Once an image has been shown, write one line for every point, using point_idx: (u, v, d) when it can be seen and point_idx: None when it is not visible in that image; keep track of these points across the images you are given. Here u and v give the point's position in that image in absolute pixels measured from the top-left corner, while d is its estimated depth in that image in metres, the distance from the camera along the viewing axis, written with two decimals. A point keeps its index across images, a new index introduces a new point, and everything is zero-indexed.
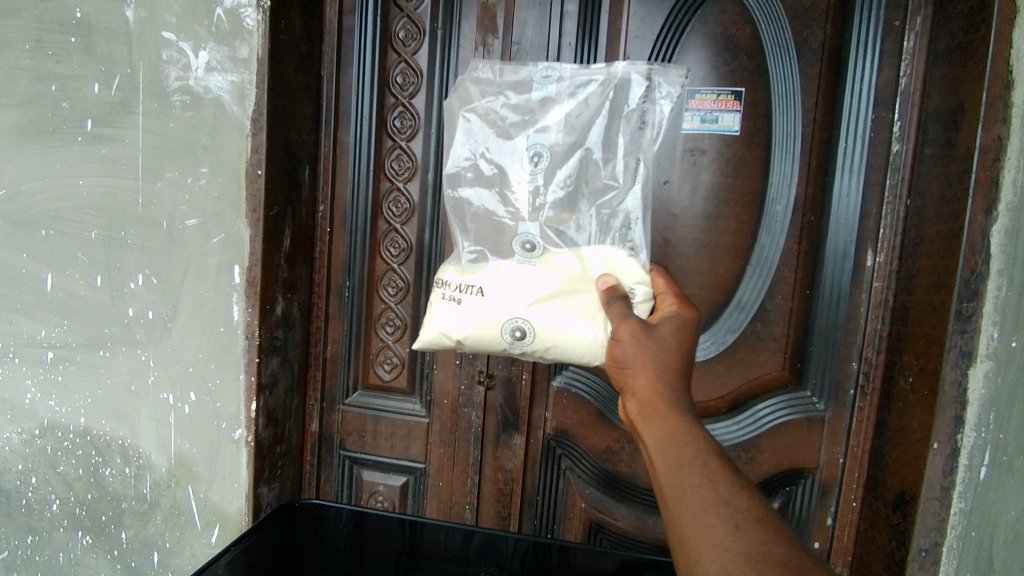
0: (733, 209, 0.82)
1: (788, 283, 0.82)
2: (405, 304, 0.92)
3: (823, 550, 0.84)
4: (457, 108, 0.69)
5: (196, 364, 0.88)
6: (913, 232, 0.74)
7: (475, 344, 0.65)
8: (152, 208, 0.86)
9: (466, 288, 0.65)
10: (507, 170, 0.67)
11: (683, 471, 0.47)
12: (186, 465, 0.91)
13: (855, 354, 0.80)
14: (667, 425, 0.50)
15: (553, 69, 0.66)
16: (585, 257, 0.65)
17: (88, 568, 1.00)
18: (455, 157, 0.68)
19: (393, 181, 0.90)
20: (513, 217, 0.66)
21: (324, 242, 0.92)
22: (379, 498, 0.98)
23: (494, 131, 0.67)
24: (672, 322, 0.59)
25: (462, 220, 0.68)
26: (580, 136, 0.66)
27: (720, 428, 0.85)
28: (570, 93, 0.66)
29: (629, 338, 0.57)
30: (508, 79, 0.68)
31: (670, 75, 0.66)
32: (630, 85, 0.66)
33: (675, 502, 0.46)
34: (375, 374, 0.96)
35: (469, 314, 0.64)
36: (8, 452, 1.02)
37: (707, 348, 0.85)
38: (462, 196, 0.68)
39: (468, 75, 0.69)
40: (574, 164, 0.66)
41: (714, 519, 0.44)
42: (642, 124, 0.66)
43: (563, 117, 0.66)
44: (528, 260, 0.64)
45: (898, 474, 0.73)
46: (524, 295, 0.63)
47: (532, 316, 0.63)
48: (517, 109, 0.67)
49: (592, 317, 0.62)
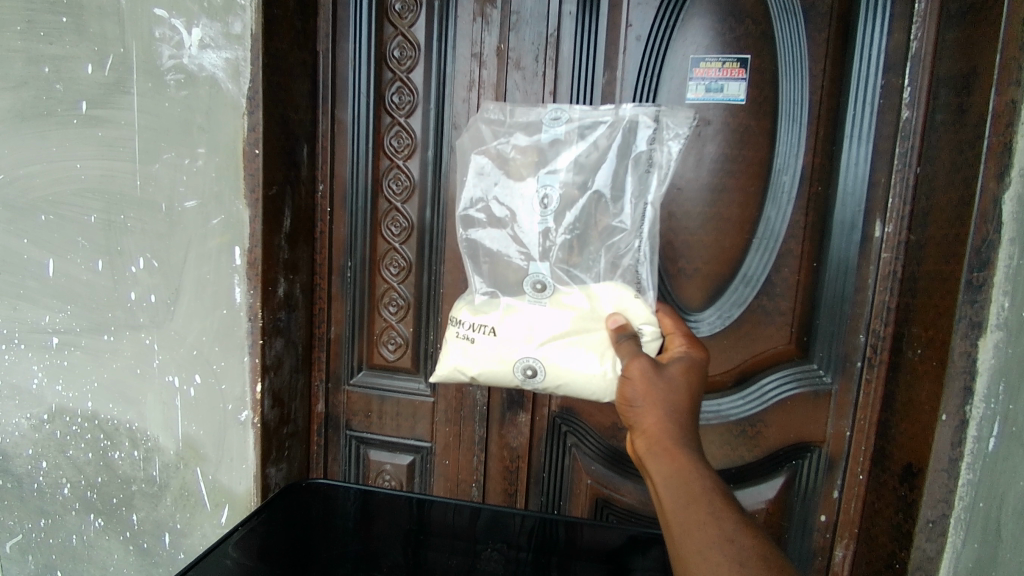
0: (739, 181, 0.81)
1: (795, 256, 0.81)
2: (407, 283, 0.92)
3: (829, 523, 0.85)
4: (470, 149, 0.70)
5: (200, 348, 0.88)
6: (923, 202, 0.72)
7: (489, 379, 0.67)
8: (150, 189, 0.85)
9: (478, 328, 0.66)
10: (517, 212, 0.67)
11: (689, 509, 0.48)
12: (195, 447, 0.92)
13: (863, 327, 0.79)
14: (675, 463, 0.51)
15: (562, 110, 0.67)
16: (594, 296, 0.64)
17: (102, 550, 1.01)
18: (466, 198, 0.69)
19: (393, 158, 0.89)
20: (524, 256, 0.66)
21: (325, 222, 0.91)
22: (386, 478, 0.98)
23: (504, 171, 0.68)
24: (682, 362, 0.59)
25: (476, 259, 0.69)
26: (589, 177, 0.66)
27: (726, 403, 0.86)
28: (580, 135, 0.66)
29: (639, 376, 0.57)
30: (519, 121, 0.69)
31: (677, 117, 0.65)
32: (638, 128, 0.65)
33: (681, 539, 0.47)
34: (379, 354, 0.96)
35: (482, 352, 0.66)
36: (18, 437, 1.03)
37: (711, 321, 0.84)
38: (476, 236, 0.69)
39: (479, 116, 0.71)
40: (583, 206, 0.65)
41: (720, 557, 0.45)
42: (650, 166, 0.65)
43: (572, 159, 0.66)
44: (539, 301, 0.65)
45: (906, 446, 0.73)
46: (535, 334, 0.64)
47: (543, 354, 0.64)
48: (527, 151, 0.67)
49: (602, 354, 0.63)
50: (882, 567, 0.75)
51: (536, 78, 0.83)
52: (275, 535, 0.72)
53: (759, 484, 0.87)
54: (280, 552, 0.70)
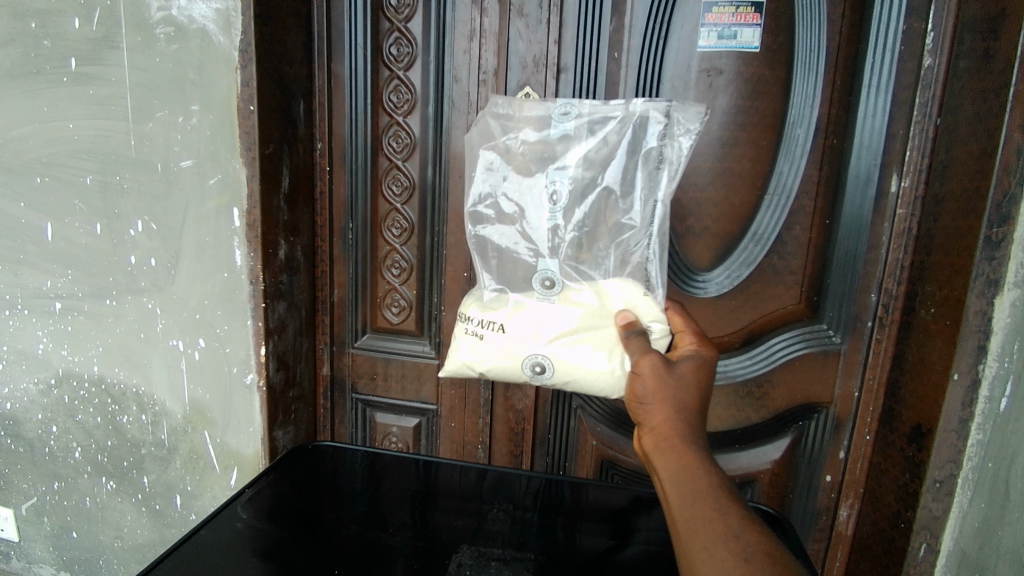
0: (751, 134, 0.78)
1: (807, 213, 0.79)
2: (410, 245, 0.90)
3: (835, 483, 0.84)
4: (478, 144, 0.67)
5: (203, 311, 0.87)
6: (942, 154, 0.70)
7: (498, 375, 0.67)
8: (145, 149, 0.83)
9: (487, 324, 0.65)
10: (526, 208, 0.65)
11: (695, 505, 0.47)
12: (201, 410, 0.92)
13: (875, 285, 0.77)
14: (682, 459, 0.50)
15: (571, 104, 0.64)
16: (604, 292, 0.63)
17: (115, 511, 1.03)
18: (474, 194, 0.67)
19: (392, 115, 0.87)
20: (533, 253, 0.64)
21: (325, 182, 0.89)
22: (393, 440, 0.99)
23: (513, 167, 0.65)
24: (692, 360, 0.58)
25: (484, 254, 0.67)
26: (598, 173, 0.64)
27: (732, 363, 0.85)
28: (590, 130, 0.64)
29: (650, 373, 0.56)
30: (526, 115, 0.65)
31: (688, 112, 0.63)
32: (649, 123, 0.63)
33: (687, 534, 0.47)
34: (383, 318, 0.95)
35: (491, 349, 0.65)
36: (26, 402, 1.03)
37: (720, 281, 0.82)
38: (485, 232, 0.67)
39: (487, 111, 0.68)
40: (593, 202, 0.64)
41: (726, 552, 0.44)
42: (661, 162, 0.63)
43: (581, 155, 0.63)
44: (548, 298, 0.63)
45: (915, 407, 0.72)
46: (543, 331, 0.63)
47: (552, 351, 0.63)
48: (536, 146, 0.65)
49: (610, 351, 0.62)
50: (888, 527, 0.76)
51: (540, 26, 0.79)
52: (283, 492, 0.72)
53: (764, 445, 0.87)
54: (291, 503, 0.70)
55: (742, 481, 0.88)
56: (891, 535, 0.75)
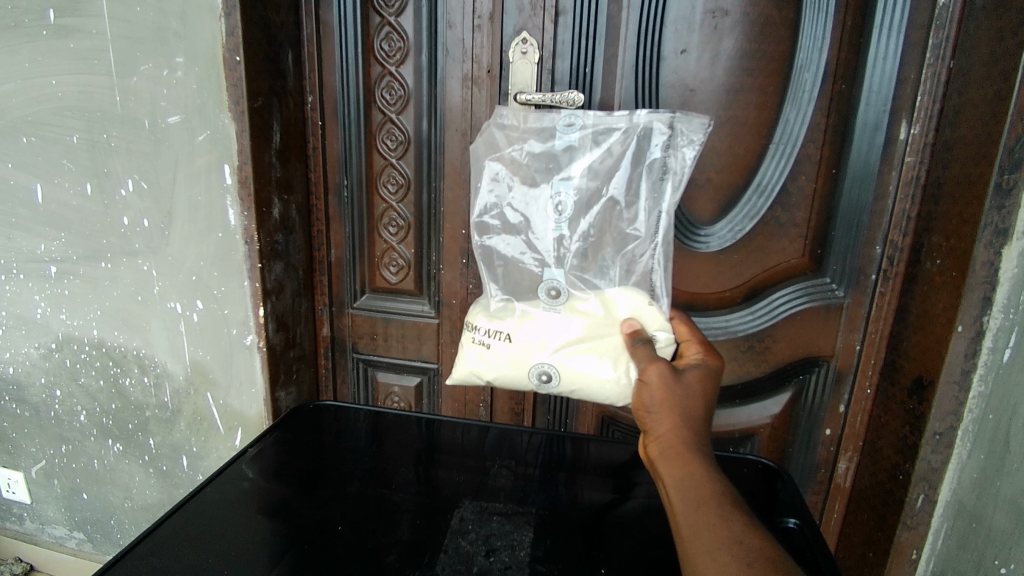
0: (757, 80, 0.75)
1: (813, 162, 0.76)
2: (407, 202, 0.88)
3: (834, 437, 0.85)
4: (483, 155, 0.66)
5: (199, 273, 0.86)
6: (954, 98, 0.67)
7: (505, 383, 0.66)
8: (131, 105, 0.80)
9: (494, 334, 0.64)
10: (531, 218, 0.64)
11: (698, 509, 0.47)
12: (203, 372, 0.92)
13: (881, 237, 0.75)
14: (688, 466, 0.50)
15: (576, 116, 0.62)
16: (610, 302, 0.61)
17: (124, 472, 1.04)
18: (480, 204, 0.66)
19: (385, 64, 0.84)
20: (539, 263, 0.63)
21: (317, 137, 0.87)
22: (395, 399, 0.99)
23: (518, 177, 0.64)
24: (699, 369, 0.57)
25: (489, 264, 0.66)
26: (603, 184, 0.62)
27: (735, 318, 0.84)
28: (594, 141, 0.62)
29: (656, 382, 0.55)
30: (532, 127, 0.64)
31: (692, 123, 0.61)
32: (652, 134, 0.61)
33: (689, 539, 0.46)
34: (382, 277, 0.93)
35: (498, 358, 0.64)
36: (29, 367, 1.03)
37: (722, 234, 0.81)
38: (491, 243, 0.66)
39: (492, 121, 0.67)
40: (597, 213, 0.62)
41: (729, 557, 0.44)
42: (664, 173, 0.61)
43: (586, 166, 0.62)
44: (553, 308, 0.62)
45: (916, 359, 0.72)
46: (550, 340, 0.62)
47: (558, 359, 0.61)
48: (539, 157, 0.64)
49: (615, 360, 0.61)
50: (886, 478, 0.76)
51: None
52: (289, 450, 0.72)
53: (764, 400, 0.87)
54: (299, 461, 0.70)
55: (742, 436, 0.89)
56: (889, 486, 0.75)
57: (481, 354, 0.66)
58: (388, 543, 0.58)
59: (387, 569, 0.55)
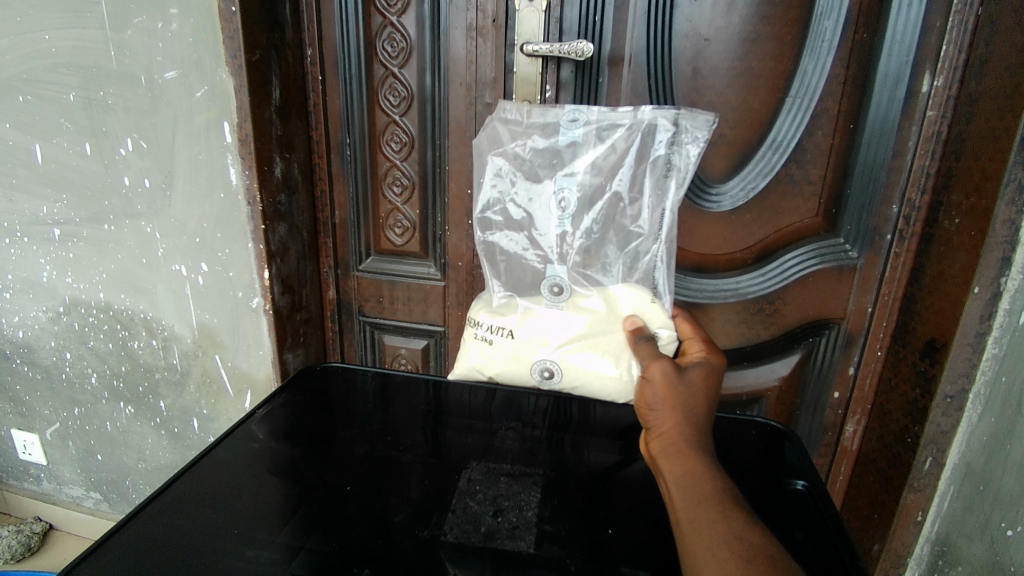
0: (774, 29, 0.72)
1: (831, 116, 0.73)
2: (410, 160, 0.86)
3: (842, 401, 0.84)
4: (486, 150, 0.64)
5: (203, 235, 0.85)
6: (981, 48, 0.64)
7: (508, 377, 0.65)
8: (126, 60, 0.78)
9: (497, 330, 0.63)
10: (534, 214, 0.62)
11: (698, 505, 0.46)
12: (210, 335, 0.92)
13: (898, 196, 0.73)
14: (688, 463, 0.50)
15: (580, 111, 0.60)
16: (613, 298, 0.60)
17: (137, 434, 1.06)
18: (482, 200, 0.64)
19: (385, 14, 0.81)
20: (542, 259, 0.62)
21: (318, 92, 0.85)
22: (402, 361, 0.99)
23: (521, 173, 0.62)
24: (702, 367, 0.58)
25: (492, 260, 0.64)
26: (607, 180, 0.60)
27: (744, 281, 0.83)
28: (598, 136, 0.60)
29: (660, 379, 0.55)
30: (535, 121, 0.62)
31: (696, 120, 0.59)
32: (657, 131, 0.59)
33: (688, 537, 0.45)
34: (387, 239, 0.92)
35: (499, 354, 0.63)
36: (38, 330, 1.03)
37: (735, 194, 0.79)
38: (494, 240, 0.64)
39: (496, 115, 0.64)
40: (601, 209, 0.61)
41: (728, 553, 0.43)
42: (669, 170, 0.59)
43: (590, 162, 0.60)
44: (557, 305, 0.61)
45: (930, 321, 0.70)
46: (552, 337, 0.61)
47: (560, 356, 0.61)
48: (543, 153, 0.62)
49: (618, 357, 0.60)
50: (894, 441, 0.76)
51: None
52: (297, 411, 0.72)
53: (773, 362, 0.86)
54: (309, 421, 0.71)
55: (750, 398, 0.88)
56: (896, 449, 0.75)
57: (482, 350, 0.66)
58: (398, 503, 0.58)
59: (395, 529, 0.55)
